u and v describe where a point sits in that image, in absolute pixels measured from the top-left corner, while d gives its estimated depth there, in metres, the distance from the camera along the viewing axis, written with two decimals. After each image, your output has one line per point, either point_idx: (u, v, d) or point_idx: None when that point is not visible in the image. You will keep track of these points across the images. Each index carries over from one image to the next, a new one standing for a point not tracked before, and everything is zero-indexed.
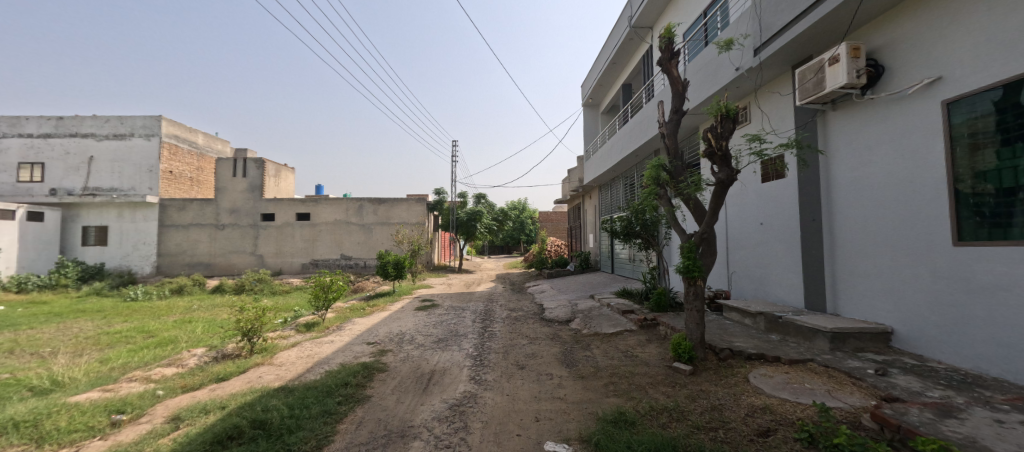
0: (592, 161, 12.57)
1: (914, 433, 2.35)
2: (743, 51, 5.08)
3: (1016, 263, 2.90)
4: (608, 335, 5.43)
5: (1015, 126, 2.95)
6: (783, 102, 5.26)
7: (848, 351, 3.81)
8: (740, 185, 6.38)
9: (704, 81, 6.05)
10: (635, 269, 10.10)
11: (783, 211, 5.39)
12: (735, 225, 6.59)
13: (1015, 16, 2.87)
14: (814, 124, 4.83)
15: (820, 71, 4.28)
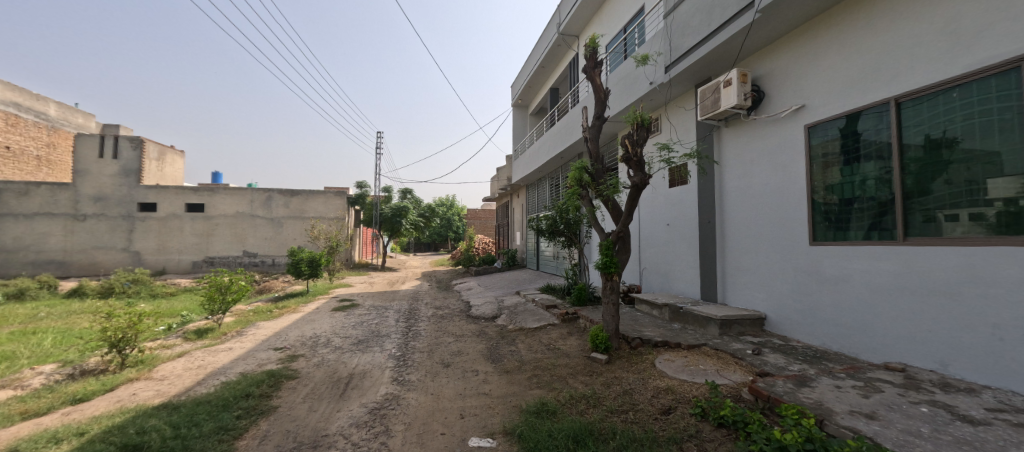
0: (521, 160, 12.85)
1: (780, 401, 2.88)
2: (656, 67, 5.57)
3: (854, 258, 3.66)
4: (532, 329, 5.63)
5: (852, 149, 3.70)
6: (687, 116, 5.89)
7: (733, 335, 4.43)
8: (651, 189, 7.02)
9: (623, 92, 6.51)
10: (558, 266, 10.61)
11: (686, 213, 6.05)
12: (646, 226, 7.23)
13: (857, 60, 3.60)
14: (709, 138, 5.49)
15: (716, 91, 4.87)
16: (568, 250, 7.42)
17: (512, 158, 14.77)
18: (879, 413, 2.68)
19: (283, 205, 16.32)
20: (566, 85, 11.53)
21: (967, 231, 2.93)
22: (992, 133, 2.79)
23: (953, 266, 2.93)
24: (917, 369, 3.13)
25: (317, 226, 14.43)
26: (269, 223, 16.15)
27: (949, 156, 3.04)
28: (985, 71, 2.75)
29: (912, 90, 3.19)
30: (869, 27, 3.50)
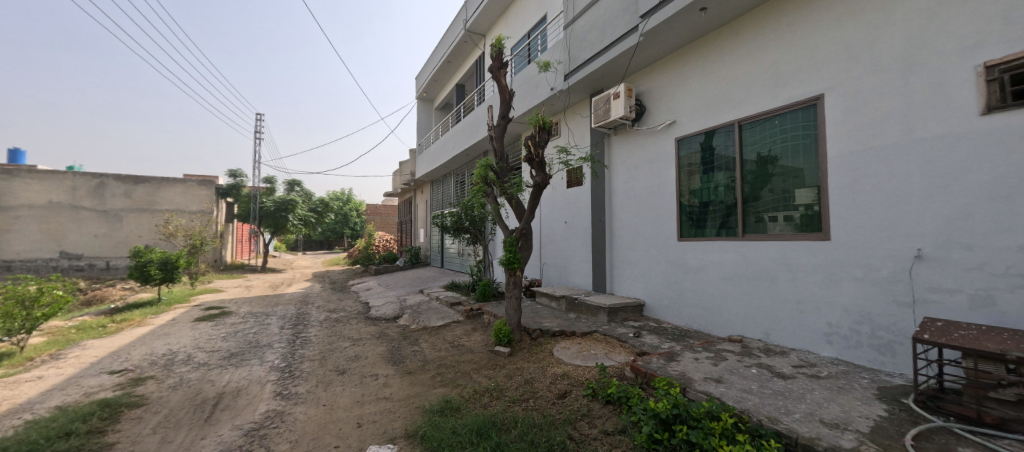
0: (425, 155, 12.50)
1: (654, 376, 3.35)
2: (556, 75, 5.93)
3: (709, 251, 4.42)
4: (436, 327, 5.55)
5: (708, 160, 4.46)
6: (583, 123, 6.40)
7: (618, 321, 4.98)
8: (550, 189, 7.42)
9: (527, 95, 6.79)
10: (463, 263, 10.63)
11: (580, 212, 6.57)
12: (546, 224, 7.63)
13: (713, 87, 4.38)
14: (599, 145, 6.06)
15: (607, 103, 5.37)
16: (474, 247, 7.44)
17: (416, 153, 14.22)
18: (725, 378, 3.33)
19: (122, 195, 13.21)
20: (472, 83, 11.58)
21: (782, 228, 3.83)
22: (799, 154, 3.68)
23: (774, 256, 3.83)
24: (749, 339, 3.98)
25: (172, 215, 11.98)
26: (100, 217, 12.93)
27: (772, 170, 3.90)
28: (798, 104, 3.65)
29: (750, 115, 4.02)
30: (721, 61, 4.30)
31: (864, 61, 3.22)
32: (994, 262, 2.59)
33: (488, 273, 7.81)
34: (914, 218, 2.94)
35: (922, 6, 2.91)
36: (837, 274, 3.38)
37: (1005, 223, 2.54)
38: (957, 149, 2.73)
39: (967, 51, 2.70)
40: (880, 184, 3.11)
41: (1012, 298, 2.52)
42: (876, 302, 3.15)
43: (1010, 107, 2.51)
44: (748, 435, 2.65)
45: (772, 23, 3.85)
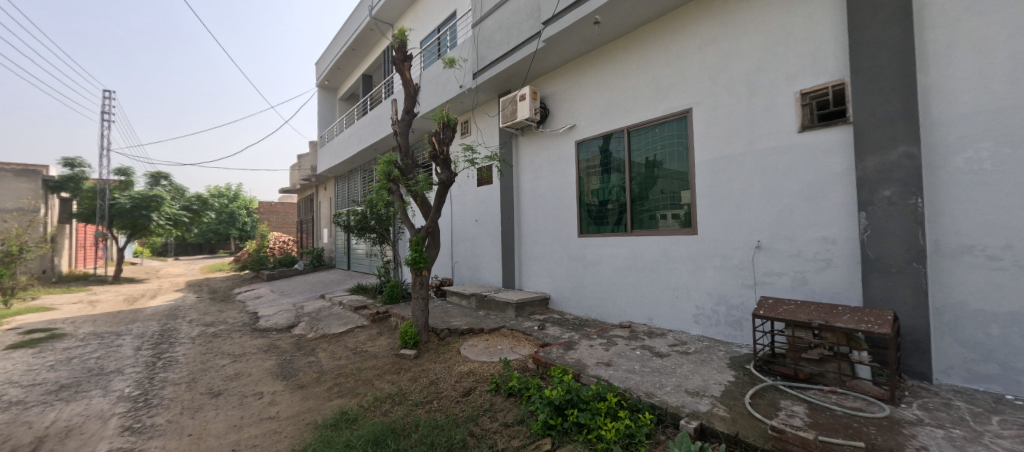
0: (328, 149, 11.54)
1: (552, 365, 3.60)
2: (464, 72, 5.91)
3: (604, 246, 4.82)
4: (337, 334, 5.19)
5: (605, 162, 4.83)
6: (491, 122, 6.46)
7: (525, 315, 5.18)
8: (460, 186, 7.36)
9: (435, 91, 6.65)
10: (372, 263, 10.24)
11: (489, 210, 6.62)
12: (455, 221, 7.52)
13: (606, 95, 4.78)
14: (506, 143, 6.17)
15: (513, 104, 5.50)
16: (380, 248, 7.07)
17: (318, 145, 13.00)
18: (614, 361, 3.67)
19: None
20: (381, 75, 11.02)
21: (672, 224, 4.22)
22: (678, 158, 4.15)
23: (654, 249, 4.33)
24: (636, 324, 4.44)
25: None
26: None
27: (654, 173, 4.37)
28: (673, 115, 4.15)
29: (636, 123, 4.47)
30: (613, 72, 4.70)
31: (720, 82, 3.80)
32: (807, 249, 3.29)
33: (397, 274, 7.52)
34: (754, 215, 3.58)
35: (759, 41, 3.54)
36: (701, 264, 3.94)
37: (814, 218, 3.24)
38: (784, 160, 3.39)
39: (790, 80, 3.37)
40: (732, 186, 3.72)
41: (818, 277, 3.24)
42: (728, 285, 3.76)
43: (817, 127, 3.20)
44: (628, 410, 2.95)
45: (652, 42, 4.32)
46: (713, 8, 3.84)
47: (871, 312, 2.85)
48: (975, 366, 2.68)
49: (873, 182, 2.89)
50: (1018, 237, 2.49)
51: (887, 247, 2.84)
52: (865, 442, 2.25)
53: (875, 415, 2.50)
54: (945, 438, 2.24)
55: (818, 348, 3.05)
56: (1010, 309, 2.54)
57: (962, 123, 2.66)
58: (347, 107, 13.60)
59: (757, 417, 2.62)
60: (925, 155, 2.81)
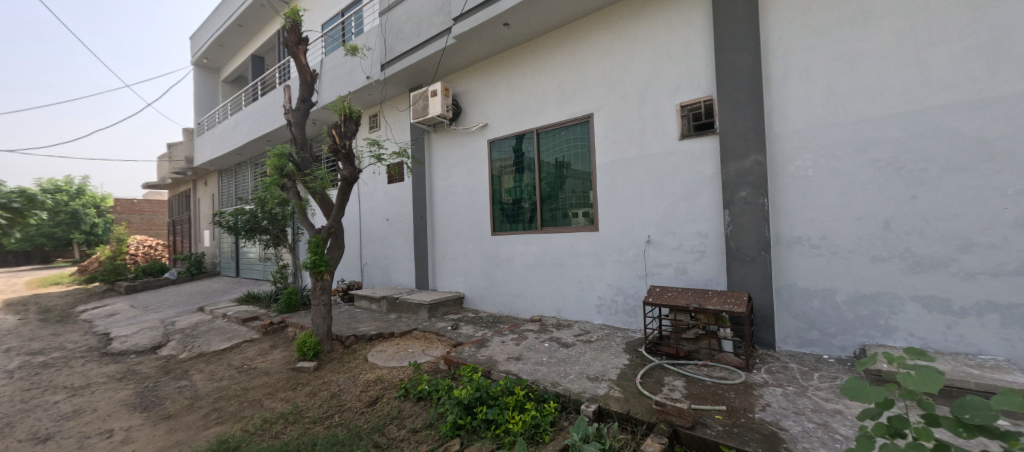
0: (209, 139, 9.99)
1: (464, 363, 3.61)
2: (370, 62, 5.56)
3: (516, 243, 4.96)
4: (218, 352, 4.57)
5: (518, 161, 4.95)
6: (402, 117, 6.19)
7: (439, 315, 5.12)
8: (369, 183, 6.91)
9: (339, 80, 6.14)
10: (267, 267, 9.25)
11: (401, 208, 6.32)
12: (363, 221, 7.04)
13: (516, 97, 4.89)
14: (420, 139, 5.97)
15: (424, 99, 5.34)
16: (274, 251, 6.50)
17: (197, 134, 11.16)
18: (524, 355, 3.79)
19: None
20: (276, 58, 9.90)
21: (581, 222, 4.45)
22: (582, 159, 4.42)
23: (560, 246, 4.57)
24: (546, 317, 4.65)
25: None
26: None
27: (561, 173, 4.59)
28: (577, 120, 4.42)
29: (544, 125, 4.66)
30: (523, 74, 4.82)
31: (616, 91, 4.12)
32: (686, 242, 3.75)
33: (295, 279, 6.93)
34: (645, 212, 3.96)
35: (648, 57, 3.91)
36: (602, 258, 4.26)
37: (691, 215, 3.71)
38: (668, 164, 3.82)
39: (672, 93, 3.79)
40: (627, 187, 4.07)
41: (694, 266, 3.71)
42: (623, 277, 4.13)
43: (694, 136, 3.66)
44: (534, 401, 3.06)
45: (558, 49, 4.52)
46: (610, 22, 4.14)
47: (732, 294, 3.38)
48: (804, 333, 3.30)
49: (734, 184, 3.43)
50: (830, 229, 3.14)
51: (744, 239, 3.39)
52: (726, 406, 2.66)
53: (733, 382, 2.96)
54: (783, 395, 2.74)
55: (695, 328, 3.51)
56: (825, 287, 3.19)
57: (794, 137, 3.26)
58: (234, 92, 11.92)
59: (645, 394, 2.92)
60: (770, 162, 3.36)
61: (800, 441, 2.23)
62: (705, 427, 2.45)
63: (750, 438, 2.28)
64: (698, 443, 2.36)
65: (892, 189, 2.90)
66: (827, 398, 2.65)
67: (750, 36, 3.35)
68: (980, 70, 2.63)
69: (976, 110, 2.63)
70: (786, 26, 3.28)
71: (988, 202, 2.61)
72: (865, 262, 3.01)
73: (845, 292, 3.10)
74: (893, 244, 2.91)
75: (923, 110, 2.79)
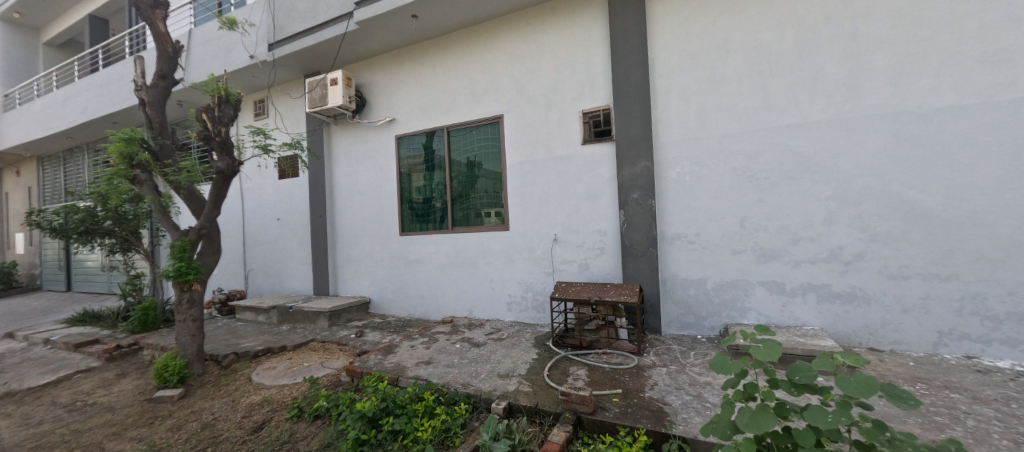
0: (24, 115, 7.78)
1: (369, 373, 3.37)
2: (256, 40, 4.89)
3: (426, 243, 4.82)
4: (36, 389, 3.58)
5: (428, 159, 4.82)
6: (297, 105, 5.59)
7: (341, 323, 4.76)
8: (258, 178, 6.06)
9: (215, 56, 5.27)
10: (115, 277, 7.58)
11: (298, 207, 5.67)
12: (250, 220, 6.16)
13: (425, 92, 4.75)
14: (320, 131, 5.44)
15: (323, 87, 4.89)
16: (120, 258, 5.34)
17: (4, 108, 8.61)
18: (434, 358, 3.69)
19: None
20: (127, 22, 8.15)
21: (493, 222, 4.49)
22: (493, 160, 4.47)
23: (472, 245, 4.56)
24: (458, 318, 4.61)
25: None
26: None
27: (474, 173, 4.58)
28: (487, 120, 4.44)
29: (454, 123, 4.61)
30: (433, 70, 4.69)
31: (525, 94, 4.24)
32: (588, 240, 4.01)
33: (154, 290, 5.78)
34: (551, 212, 4.15)
35: (554, 64, 4.10)
36: (513, 256, 4.35)
37: (592, 215, 3.99)
38: (572, 166, 4.05)
39: (575, 100, 4.03)
40: (535, 187, 4.22)
41: (595, 262, 4.00)
42: (531, 275, 4.28)
43: (595, 142, 3.93)
44: (444, 405, 2.97)
45: (469, 48, 4.49)
46: (519, 27, 4.24)
47: (626, 286, 3.72)
48: (682, 318, 3.77)
49: (628, 186, 3.77)
50: (702, 227, 3.63)
51: (636, 236, 3.75)
52: (622, 389, 2.90)
53: (628, 366, 3.25)
54: (667, 374, 3.09)
55: (596, 319, 3.77)
56: (698, 277, 3.67)
57: (673, 146, 3.70)
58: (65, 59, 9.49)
59: (551, 386, 3.03)
60: (656, 167, 3.76)
61: (680, 412, 2.53)
62: (604, 410, 2.64)
63: (641, 415, 2.52)
64: (598, 426, 2.54)
65: (744, 193, 3.47)
66: (700, 372, 3.06)
67: (640, 54, 3.72)
68: (802, 99, 3.28)
69: (800, 131, 3.28)
70: (667, 48, 3.70)
71: (807, 204, 3.27)
72: (728, 255, 3.55)
73: (712, 280, 3.62)
74: (746, 239, 3.47)
75: (765, 129, 3.39)
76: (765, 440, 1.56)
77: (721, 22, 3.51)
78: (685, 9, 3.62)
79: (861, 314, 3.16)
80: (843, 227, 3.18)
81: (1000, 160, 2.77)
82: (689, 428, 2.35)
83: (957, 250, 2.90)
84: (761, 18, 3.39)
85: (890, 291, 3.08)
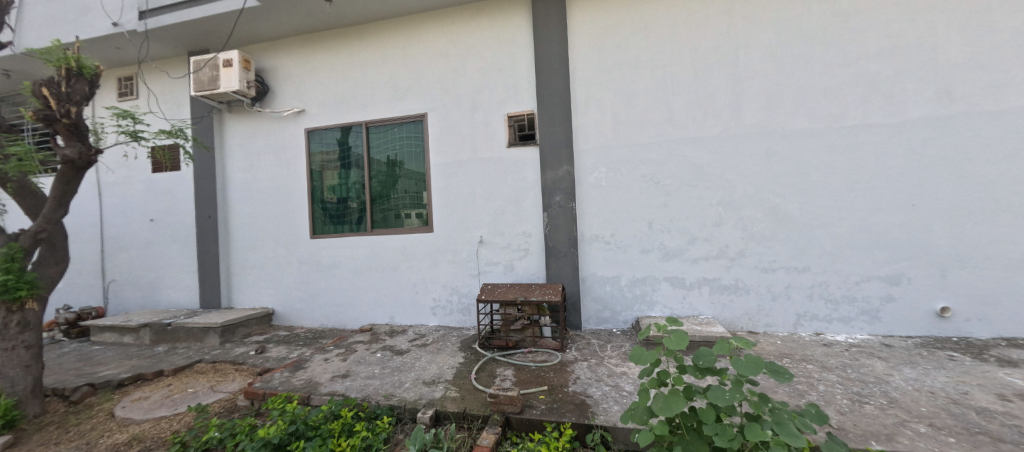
0: None
1: (274, 394, 2.94)
2: (122, 4, 4.11)
3: (341, 247, 4.46)
4: None
5: (345, 157, 4.49)
6: (179, 86, 4.82)
7: (236, 340, 4.18)
8: (126, 170, 5.05)
9: (61, 17, 4.29)
10: None
11: (182, 206, 4.83)
12: (116, 222, 5.09)
13: (341, 84, 4.42)
14: (211, 119, 4.73)
15: (214, 68, 4.29)
16: None
17: None
18: (351, 370, 3.40)
19: None
20: None
21: (415, 223, 4.32)
22: (415, 159, 4.31)
23: (393, 248, 4.33)
24: (377, 325, 4.34)
25: None
26: None
27: (395, 172, 4.37)
28: (409, 118, 4.27)
29: (373, 119, 4.35)
30: (351, 61, 4.38)
31: (450, 94, 4.17)
32: (513, 241, 4.07)
33: None
34: (476, 213, 4.13)
35: (479, 66, 4.10)
36: (437, 259, 4.24)
37: (516, 217, 4.06)
38: (496, 168, 4.08)
39: (500, 103, 4.07)
40: (461, 188, 4.16)
41: (520, 263, 4.07)
42: (455, 278, 4.20)
43: (519, 145, 4.01)
44: (364, 420, 2.68)
45: (391, 41, 4.28)
46: (444, 25, 4.16)
47: (549, 286, 3.83)
48: (599, 314, 4.00)
49: (550, 189, 3.91)
50: (616, 228, 3.90)
51: (558, 237, 3.90)
52: (548, 385, 2.96)
53: (552, 363, 3.34)
54: (588, 367, 3.24)
55: (521, 319, 3.82)
56: (613, 274, 3.93)
57: (591, 152, 3.92)
58: None
59: (479, 389, 2.96)
60: (576, 171, 3.95)
61: (600, 403, 2.67)
62: (531, 408, 2.66)
63: (566, 410, 2.59)
64: (526, 425, 2.55)
65: (651, 198, 3.81)
66: (617, 363, 3.27)
67: (561, 63, 3.90)
68: (697, 115, 3.72)
69: (695, 144, 3.71)
70: (585, 60, 3.92)
71: (701, 208, 3.71)
72: (638, 254, 3.86)
73: (625, 277, 3.91)
74: (653, 239, 3.82)
75: (667, 141, 3.77)
76: (675, 421, 1.75)
77: (631, 41, 3.84)
78: (601, 26, 3.88)
79: (741, 302, 3.66)
80: (728, 228, 3.67)
81: (836, 174, 3.45)
82: (609, 417, 2.48)
83: (809, 246, 3.52)
84: (664, 41, 3.78)
85: (764, 282, 3.62)
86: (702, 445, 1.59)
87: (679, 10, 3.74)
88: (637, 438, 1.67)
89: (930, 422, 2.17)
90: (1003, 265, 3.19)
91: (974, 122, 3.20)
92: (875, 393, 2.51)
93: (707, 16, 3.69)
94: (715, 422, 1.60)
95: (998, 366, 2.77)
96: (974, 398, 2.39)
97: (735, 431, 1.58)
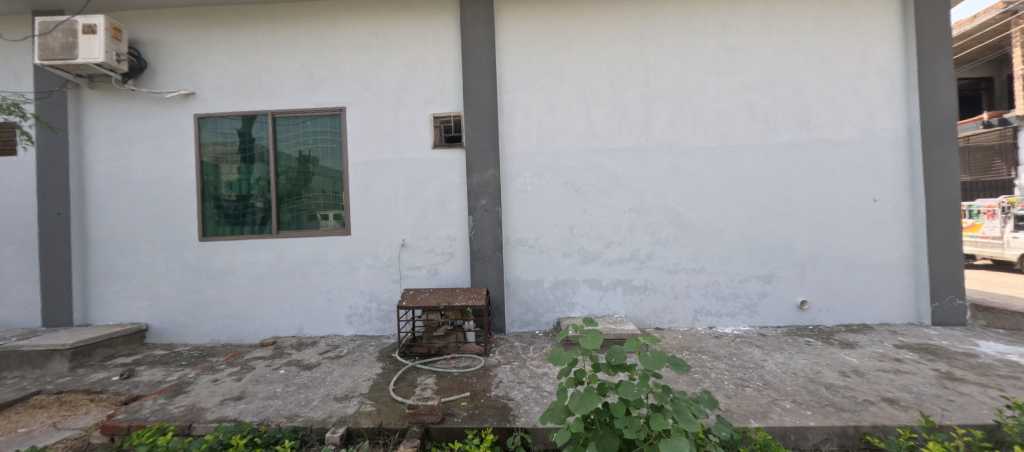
0: None
1: (142, 427, 2.44)
2: None
3: (239, 251, 3.95)
4: None
5: (246, 149, 4.00)
6: (18, 51, 3.90)
7: (93, 364, 3.45)
8: None
9: None
10: None
11: (20, 200, 3.89)
12: None
13: (242, 66, 3.93)
14: (66, 95, 3.88)
15: (69, 34, 3.54)
16: None
17: None
18: (246, 390, 2.98)
19: None
20: None
21: (330, 225, 4.00)
22: (331, 156, 3.99)
23: (302, 252, 3.95)
24: (282, 338, 3.92)
25: None
26: None
27: (309, 169, 4.00)
28: (325, 111, 3.95)
29: (282, 109, 3.95)
30: (256, 42, 3.93)
31: (372, 89, 3.94)
32: (437, 245, 3.97)
33: None
34: (398, 216, 3.95)
35: (405, 63, 3.95)
36: (354, 264, 3.96)
37: (441, 220, 3.96)
38: (420, 170, 3.95)
39: (426, 103, 3.95)
40: (382, 189, 3.94)
41: (444, 267, 3.98)
42: (373, 284, 3.97)
43: (444, 147, 3.94)
44: (260, 447, 2.34)
45: (304, 26, 3.93)
46: (365, 16, 3.93)
47: (475, 290, 3.80)
48: (523, 317, 4.06)
49: (476, 193, 3.89)
50: (540, 232, 4.00)
51: (483, 241, 3.89)
52: (470, 391, 2.91)
53: (475, 368, 3.29)
54: (511, 370, 3.25)
55: (444, 325, 3.65)
56: (536, 277, 4.02)
57: (517, 157, 3.99)
58: None
59: (398, 400, 2.79)
60: (502, 176, 3.98)
61: (521, 405, 2.69)
62: (452, 416, 2.58)
63: (487, 415, 2.57)
64: (446, 434, 2.46)
65: (572, 203, 3.99)
66: (538, 365, 3.34)
67: (488, 67, 3.91)
68: (613, 127, 3.98)
69: (611, 154, 3.98)
70: (512, 66, 3.99)
71: (617, 214, 3.98)
72: (560, 257, 4.01)
73: (548, 280, 4.03)
74: (574, 243, 4.00)
75: (587, 150, 3.99)
76: (590, 417, 1.80)
77: (555, 52, 3.99)
78: (527, 34, 3.98)
79: (650, 301, 4.00)
80: (640, 233, 3.99)
81: (725, 187, 3.95)
82: (529, 418, 2.51)
83: (704, 250, 3.97)
84: (584, 56, 3.99)
85: (669, 283, 3.99)
86: (614, 438, 1.66)
87: (598, 28, 3.99)
88: (555, 437, 1.66)
89: (794, 399, 2.55)
90: (843, 265, 3.92)
91: (824, 148, 3.90)
92: (754, 377, 2.89)
93: (622, 36, 3.99)
94: (625, 416, 1.68)
95: (839, 348, 3.39)
96: (823, 376, 2.88)
97: (643, 422, 1.67)
